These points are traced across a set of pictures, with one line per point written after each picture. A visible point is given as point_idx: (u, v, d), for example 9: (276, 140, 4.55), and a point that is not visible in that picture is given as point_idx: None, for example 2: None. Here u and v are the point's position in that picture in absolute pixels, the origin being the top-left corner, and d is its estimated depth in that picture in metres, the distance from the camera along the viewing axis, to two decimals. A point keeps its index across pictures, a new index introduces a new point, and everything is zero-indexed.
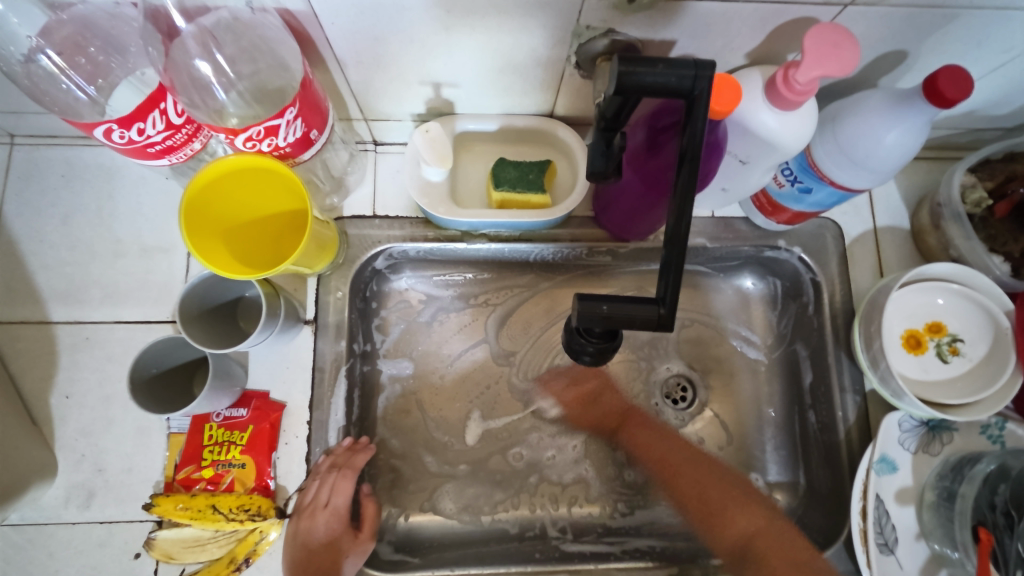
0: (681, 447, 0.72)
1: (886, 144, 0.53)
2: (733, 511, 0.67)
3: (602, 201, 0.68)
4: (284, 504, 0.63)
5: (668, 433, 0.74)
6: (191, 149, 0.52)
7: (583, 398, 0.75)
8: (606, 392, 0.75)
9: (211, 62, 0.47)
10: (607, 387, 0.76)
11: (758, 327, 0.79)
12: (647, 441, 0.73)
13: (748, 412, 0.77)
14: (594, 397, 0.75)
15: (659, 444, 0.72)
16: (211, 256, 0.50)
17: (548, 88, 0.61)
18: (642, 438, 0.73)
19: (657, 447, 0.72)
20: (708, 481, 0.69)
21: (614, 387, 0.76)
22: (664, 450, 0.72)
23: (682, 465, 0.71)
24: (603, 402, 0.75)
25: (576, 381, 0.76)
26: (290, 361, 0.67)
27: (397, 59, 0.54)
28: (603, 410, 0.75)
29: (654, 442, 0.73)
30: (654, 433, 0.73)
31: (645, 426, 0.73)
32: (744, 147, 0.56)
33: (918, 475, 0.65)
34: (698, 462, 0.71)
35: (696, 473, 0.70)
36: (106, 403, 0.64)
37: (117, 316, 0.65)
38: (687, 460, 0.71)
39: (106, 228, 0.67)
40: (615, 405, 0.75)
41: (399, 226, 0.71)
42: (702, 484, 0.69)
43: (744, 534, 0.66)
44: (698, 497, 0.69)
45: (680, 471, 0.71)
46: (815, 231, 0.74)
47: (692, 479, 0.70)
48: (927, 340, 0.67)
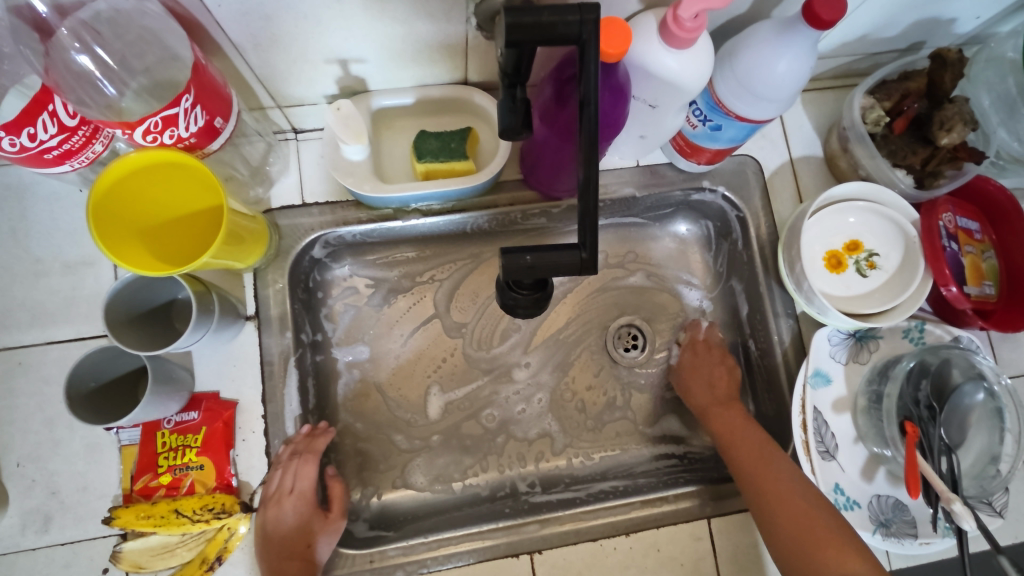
0: (776, 455, 0.66)
1: (779, 72, 0.55)
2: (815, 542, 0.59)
3: (527, 161, 0.69)
4: (249, 499, 0.63)
5: (759, 437, 0.69)
6: (93, 152, 0.50)
7: (705, 373, 0.76)
8: (716, 369, 0.76)
9: (92, 56, 0.46)
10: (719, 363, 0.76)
11: (697, 270, 0.82)
12: (741, 449, 0.68)
13: None
14: (712, 372, 0.76)
15: (749, 447, 0.68)
16: (129, 257, 0.49)
17: (455, 54, 0.61)
18: (731, 440, 0.69)
19: (747, 449, 0.68)
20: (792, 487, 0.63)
21: (714, 370, 0.76)
22: (757, 452, 0.67)
23: (782, 481, 0.64)
24: (719, 378, 0.75)
25: (709, 362, 0.77)
26: (236, 359, 0.66)
27: (296, 39, 0.54)
28: (714, 388, 0.75)
29: (740, 443, 0.68)
30: (747, 437, 0.69)
31: (737, 422, 0.70)
32: (649, 90, 0.58)
33: (850, 384, 0.70)
34: (791, 483, 0.63)
35: (787, 495, 0.63)
36: (50, 425, 0.62)
37: (48, 337, 0.64)
38: (781, 476, 0.64)
39: (23, 249, 0.65)
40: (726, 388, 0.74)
41: (331, 211, 0.71)
42: (797, 511, 0.61)
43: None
44: (783, 522, 0.61)
45: (775, 492, 0.63)
46: (735, 168, 0.77)
47: (785, 502, 0.62)
48: (846, 258, 0.70)
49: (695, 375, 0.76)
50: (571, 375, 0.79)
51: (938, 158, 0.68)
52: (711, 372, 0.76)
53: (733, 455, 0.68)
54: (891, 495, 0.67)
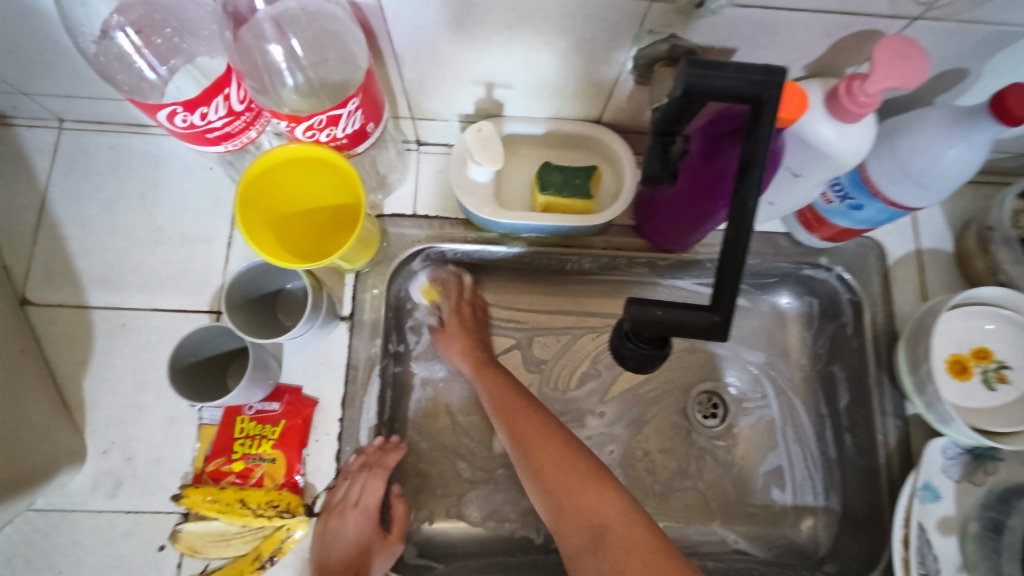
0: (567, 463, 0.57)
1: (945, 161, 0.52)
2: (584, 490, 0.55)
3: (644, 208, 0.67)
4: (312, 502, 0.62)
5: (524, 397, 0.64)
6: (248, 137, 0.52)
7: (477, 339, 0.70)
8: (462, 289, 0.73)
9: (284, 46, 0.48)
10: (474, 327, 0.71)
11: (792, 347, 0.79)
12: (513, 414, 0.62)
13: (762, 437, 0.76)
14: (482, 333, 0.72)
15: (550, 449, 0.58)
16: (261, 240, 0.50)
17: (600, 94, 0.61)
18: (500, 399, 0.64)
19: (519, 411, 0.62)
20: (559, 449, 0.59)
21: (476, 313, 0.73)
22: (522, 406, 0.63)
23: (549, 440, 0.59)
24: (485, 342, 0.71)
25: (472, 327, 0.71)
26: (324, 357, 0.66)
27: (454, 57, 0.55)
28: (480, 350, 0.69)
29: (507, 404, 0.63)
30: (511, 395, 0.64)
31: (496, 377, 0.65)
32: (798, 160, 0.55)
33: (962, 505, 0.64)
34: (551, 428, 0.61)
35: (553, 454, 0.58)
36: (139, 390, 0.63)
37: (154, 304, 0.65)
38: (551, 434, 0.60)
39: (148, 215, 0.68)
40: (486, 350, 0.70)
41: (437, 225, 0.71)
42: (555, 454, 0.58)
43: (598, 523, 0.54)
44: (556, 486, 0.57)
45: (542, 452, 0.59)
46: (857, 251, 0.73)
47: (540, 442, 0.59)
48: (972, 366, 0.65)
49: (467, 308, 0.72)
50: (644, 433, 0.76)
51: None
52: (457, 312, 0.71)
53: (502, 414, 0.63)
54: None
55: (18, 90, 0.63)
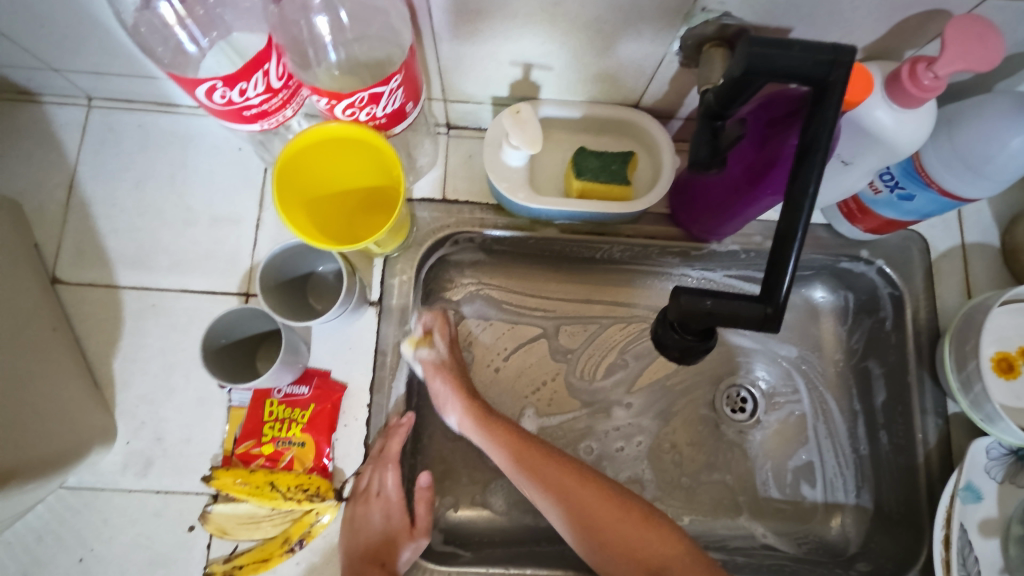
0: (616, 510, 0.57)
1: (1010, 150, 0.50)
2: (637, 533, 0.56)
3: (683, 196, 0.65)
4: (341, 487, 0.61)
5: (546, 448, 0.62)
6: (283, 116, 0.50)
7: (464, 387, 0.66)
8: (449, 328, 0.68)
9: (331, 18, 0.47)
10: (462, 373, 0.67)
11: (826, 342, 0.77)
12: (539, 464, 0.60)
13: (793, 433, 0.75)
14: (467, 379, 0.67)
15: (593, 502, 0.58)
16: (297, 220, 0.49)
17: (642, 76, 0.59)
18: (520, 449, 0.61)
19: (546, 461, 0.61)
20: (601, 498, 0.58)
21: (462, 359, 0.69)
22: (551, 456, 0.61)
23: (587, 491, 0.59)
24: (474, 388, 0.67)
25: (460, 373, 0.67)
26: (353, 342, 0.65)
27: (494, 36, 0.53)
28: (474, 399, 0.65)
29: (530, 454, 0.61)
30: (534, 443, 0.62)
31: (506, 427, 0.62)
32: (851, 147, 0.53)
33: (1004, 506, 0.62)
34: (589, 478, 0.60)
35: (596, 501, 0.58)
36: (168, 371, 0.63)
37: (183, 285, 0.65)
38: (588, 482, 0.59)
39: (177, 196, 0.67)
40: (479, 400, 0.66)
41: (470, 211, 0.70)
42: (599, 504, 0.58)
43: (658, 564, 0.55)
44: (605, 534, 0.57)
45: (584, 501, 0.58)
46: (900, 243, 0.71)
47: (580, 493, 0.58)
48: (1020, 364, 0.63)
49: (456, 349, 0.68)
50: (672, 426, 0.75)
51: None
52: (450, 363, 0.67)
53: (528, 465, 0.60)
54: None
55: (49, 66, 0.62)
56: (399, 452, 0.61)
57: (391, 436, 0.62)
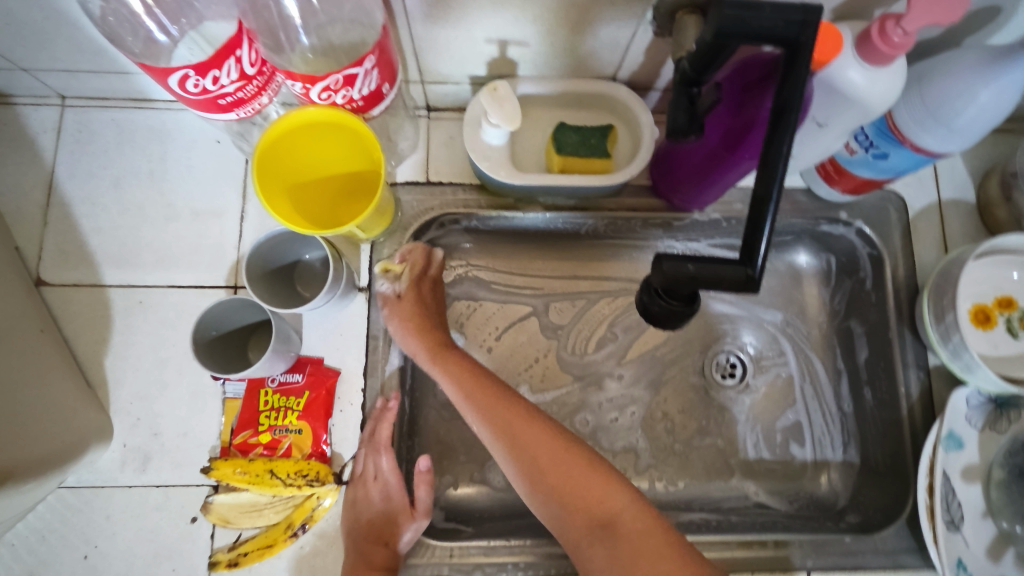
0: (560, 453, 0.53)
1: (979, 103, 0.51)
2: (578, 479, 0.52)
3: (662, 166, 0.66)
4: (340, 471, 0.62)
5: (500, 388, 0.59)
6: (260, 103, 0.50)
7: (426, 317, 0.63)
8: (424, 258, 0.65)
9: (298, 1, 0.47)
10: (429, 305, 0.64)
11: (809, 306, 0.78)
12: (490, 403, 0.57)
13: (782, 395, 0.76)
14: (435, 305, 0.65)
15: (539, 442, 0.54)
16: (278, 208, 0.48)
17: (618, 48, 0.59)
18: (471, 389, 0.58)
19: (499, 402, 0.57)
20: (546, 441, 0.54)
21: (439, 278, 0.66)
22: (499, 400, 0.58)
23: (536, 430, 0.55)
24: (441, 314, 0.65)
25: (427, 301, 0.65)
26: (343, 328, 0.66)
27: (469, 13, 0.53)
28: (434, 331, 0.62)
29: (484, 394, 0.58)
30: (487, 386, 0.59)
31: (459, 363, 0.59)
32: (825, 110, 0.53)
33: (985, 453, 0.64)
34: (536, 421, 0.56)
35: (544, 443, 0.54)
36: (161, 367, 0.63)
37: (170, 281, 0.65)
38: (538, 424, 0.56)
39: (158, 192, 0.67)
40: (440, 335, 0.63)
41: (454, 192, 0.70)
42: (544, 446, 0.54)
43: (604, 514, 0.50)
44: (549, 477, 0.52)
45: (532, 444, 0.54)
46: (878, 204, 0.72)
47: (525, 433, 0.55)
48: (996, 315, 0.64)
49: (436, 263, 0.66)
50: (663, 395, 0.77)
51: None
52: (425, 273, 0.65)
53: (476, 403, 0.57)
54: None
55: (17, 65, 0.61)
56: (387, 437, 0.61)
57: (380, 421, 0.62)
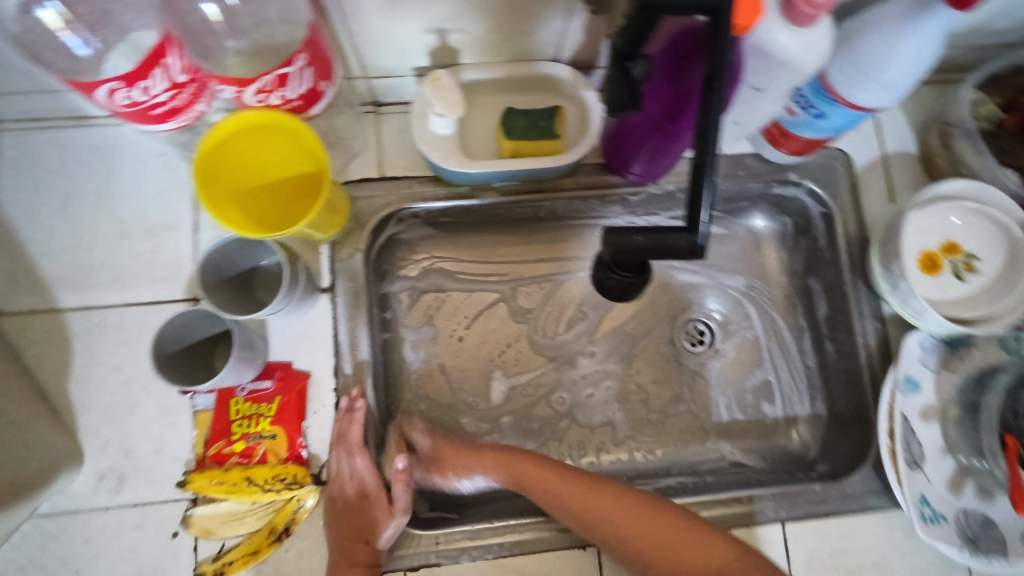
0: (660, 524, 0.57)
1: (902, 57, 0.52)
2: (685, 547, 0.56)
3: (612, 143, 0.67)
4: (319, 471, 0.62)
5: (564, 471, 0.62)
6: (196, 111, 0.50)
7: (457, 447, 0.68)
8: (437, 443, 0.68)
9: (218, 4, 0.47)
10: (468, 456, 0.67)
11: (770, 266, 0.81)
12: (563, 487, 0.61)
13: (749, 357, 0.79)
14: (466, 455, 0.67)
15: (633, 519, 0.58)
16: (227, 215, 0.48)
17: (556, 28, 0.59)
18: (538, 477, 0.62)
19: (566, 484, 0.61)
20: (643, 517, 0.58)
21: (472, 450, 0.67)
22: (584, 485, 0.61)
23: (614, 505, 0.59)
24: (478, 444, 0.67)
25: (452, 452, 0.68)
26: (310, 331, 0.65)
27: (400, 3, 0.53)
28: (478, 456, 0.66)
29: (551, 478, 0.62)
30: (550, 469, 0.63)
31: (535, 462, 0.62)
32: (760, 74, 0.55)
33: (941, 392, 0.67)
34: (621, 499, 0.60)
35: (626, 513, 0.59)
36: (127, 386, 0.62)
37: (127, 299, 0.64)
38: (614, 496, 0.60)
39: (106, 210, 0.65)
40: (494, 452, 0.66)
41: (409, 185, 0.69)
42: (641, 523, 0.58)
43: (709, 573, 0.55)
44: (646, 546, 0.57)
45: (614, 521, 0.58)
46: (825, 162, 0.74)
47: (617, 516, 0.58)
48: (942, 260, 0.67)
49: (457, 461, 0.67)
50: (635, 367, 0.79)
51: None
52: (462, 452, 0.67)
53: (545, 490, 0.61)
54: (979, 510, 0.64)
55: None
56: (358, 436, 0.61)
57: (350, 422, 0.62)
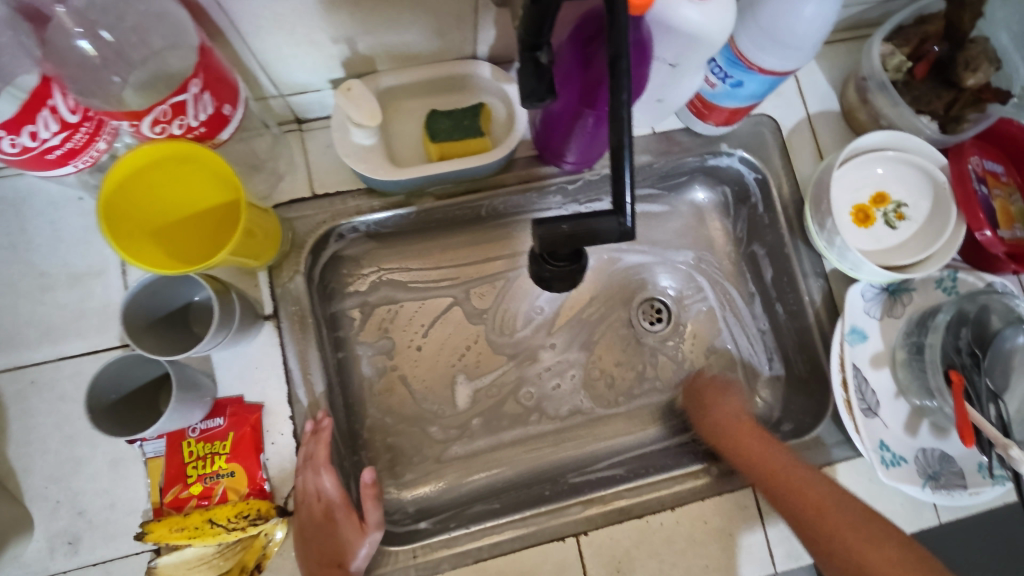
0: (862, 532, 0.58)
1: (804, 18, 0.53)
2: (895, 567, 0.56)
3: (542, 135, 0.67)
4: (284, 503, 0.61)
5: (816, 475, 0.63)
6: (97, 150, 0.48)
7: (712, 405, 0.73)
8: (734, 405, 0.73)
9: (96, 41, 0.45)
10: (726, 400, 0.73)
11: (715, 237, 0.82)
12: (794, 483, 0.62)
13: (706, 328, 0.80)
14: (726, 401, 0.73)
15: (834, 513, 0.60)
16: (145, 255, 0.47)
17: (465, 25, 0.59)
18: (785, 468, 0.63)
19: (805, 483, 0.62)
20: (849, 522, 0.59)
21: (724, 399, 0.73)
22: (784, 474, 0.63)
23: (833, 511, 0.60)
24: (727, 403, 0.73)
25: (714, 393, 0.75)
26: (258, 361, 0.64)
27: (298, 16, 0.51)
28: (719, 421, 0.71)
29: (790, 477, 0.62)
30: (793, 469, 0.63)
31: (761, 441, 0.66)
32: (672, 50, 0.56)
33: (887, 338, 0.69)
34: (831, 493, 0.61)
35: (848, 523, 0.59)
36: (71, 443, 0.60)
37: (60, 352, 0.61)
38: (840, 506, 0.60)
39: (25, 263, 0.62)
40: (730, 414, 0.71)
41: (342, 201, 0.68)
42: (844, 524, 0.59)
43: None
44: (855, 554, 0.57)
45: (835, 527, 0.59)
46: (753, 129, 0.75)
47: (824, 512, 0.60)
48: (874, 212, 0.69)
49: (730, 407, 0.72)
50: (597, 353, 0.79)
51: (962, 102, 0.67)
52: (723, 407, 0.72)
53: (773, 482, 0.63)
54: (936, 447, 0.67)
55: None
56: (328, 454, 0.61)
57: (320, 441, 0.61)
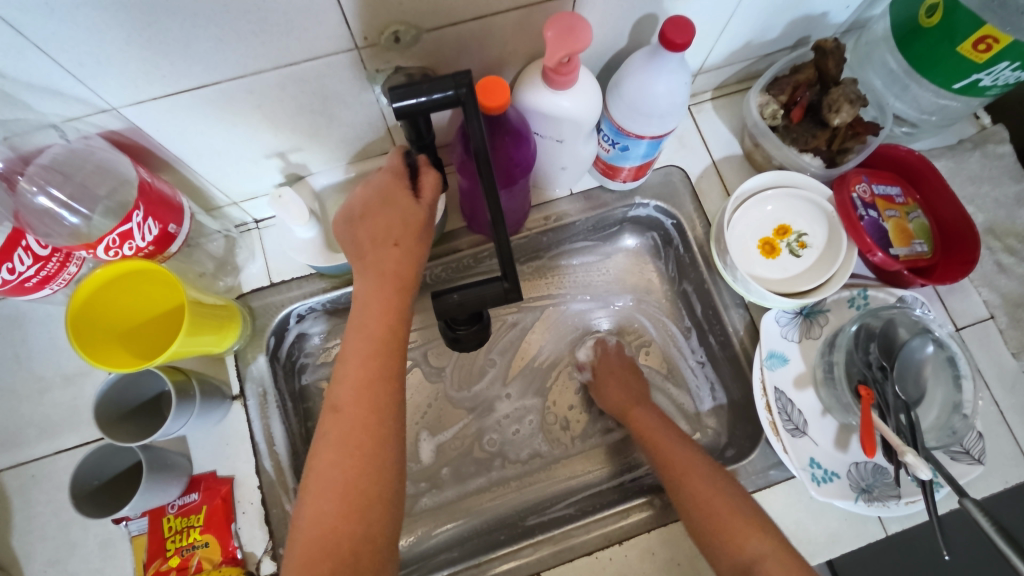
0: (715, 486, 0.63)
1: (660, 93, 0.61)
2: (740, 526, 0.58)
3: (466, 210, 0.75)
4: (255, 568, 0.67)
5: (688, 444, 0.69)
6: (68, 273, 0.62)
7: (618, 379, 0.80)
8: (629, 379, 0.80)
9: (49, 195, 0.56)
10: (628, 373, 0.80)
11: (651, 278, 0.88)
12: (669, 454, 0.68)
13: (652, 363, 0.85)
14: (625, 376, 0.80)
15: (692, 472, 0.65)
16: (108, 357, 0.57)
17: (379, 129, 0.68)
18: (662, 446, 0.70)
19: (676, 454, 0.68)
20: (706, 482, 0.63)
21: (629, 379, 0.80)
22: (667, 445, 0.69)
23: (693, 469, 0.65)
24: (630, 380, 0.80)
25: (614, 366, 0.82)
26: (228, 437, 0.71)
27: (231, 143, 0.62)
28: (628, 387, 0.78)
29: (669, 449, 0.69)
30: (674, 443, 0.69)
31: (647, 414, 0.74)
32: (552, 129, 0.64)
33: (807, 359, 0.74)
34: (694, 458, 0.66)
35: (702, 486, 0.63)
36: (66, 528, 0.67)
37: (57, 446, 0.70)
38: (703, 473, 0.64)
39: (24, 369, 0.71)
40: (637, 390, 0.78)
41: (297, 286, 0.77)
42: (699, 483, 0.63)
43: (749, 557, 0.56)
44: (706, 510, 0.61)
45: (692, 485, 0.64)
46: (663, 180, 0.82)
47: (686, 474, 0.65)
48: (779, 243, 0.75)
49: (626, 394, 0.77)
50: (551, 399, 0.84)
51: (840, 137, 0.73)
52: (632, 385, 0.79)
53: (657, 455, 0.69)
54: (869, 461, 0.69)
55: None
56: (365, 295, 0.55)
57: (388, 210, 0.57)
